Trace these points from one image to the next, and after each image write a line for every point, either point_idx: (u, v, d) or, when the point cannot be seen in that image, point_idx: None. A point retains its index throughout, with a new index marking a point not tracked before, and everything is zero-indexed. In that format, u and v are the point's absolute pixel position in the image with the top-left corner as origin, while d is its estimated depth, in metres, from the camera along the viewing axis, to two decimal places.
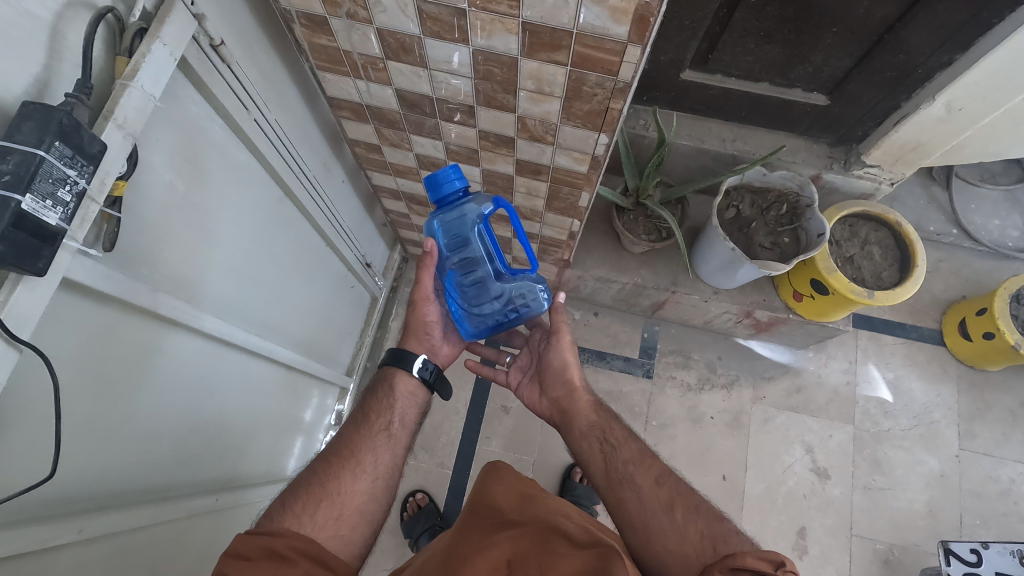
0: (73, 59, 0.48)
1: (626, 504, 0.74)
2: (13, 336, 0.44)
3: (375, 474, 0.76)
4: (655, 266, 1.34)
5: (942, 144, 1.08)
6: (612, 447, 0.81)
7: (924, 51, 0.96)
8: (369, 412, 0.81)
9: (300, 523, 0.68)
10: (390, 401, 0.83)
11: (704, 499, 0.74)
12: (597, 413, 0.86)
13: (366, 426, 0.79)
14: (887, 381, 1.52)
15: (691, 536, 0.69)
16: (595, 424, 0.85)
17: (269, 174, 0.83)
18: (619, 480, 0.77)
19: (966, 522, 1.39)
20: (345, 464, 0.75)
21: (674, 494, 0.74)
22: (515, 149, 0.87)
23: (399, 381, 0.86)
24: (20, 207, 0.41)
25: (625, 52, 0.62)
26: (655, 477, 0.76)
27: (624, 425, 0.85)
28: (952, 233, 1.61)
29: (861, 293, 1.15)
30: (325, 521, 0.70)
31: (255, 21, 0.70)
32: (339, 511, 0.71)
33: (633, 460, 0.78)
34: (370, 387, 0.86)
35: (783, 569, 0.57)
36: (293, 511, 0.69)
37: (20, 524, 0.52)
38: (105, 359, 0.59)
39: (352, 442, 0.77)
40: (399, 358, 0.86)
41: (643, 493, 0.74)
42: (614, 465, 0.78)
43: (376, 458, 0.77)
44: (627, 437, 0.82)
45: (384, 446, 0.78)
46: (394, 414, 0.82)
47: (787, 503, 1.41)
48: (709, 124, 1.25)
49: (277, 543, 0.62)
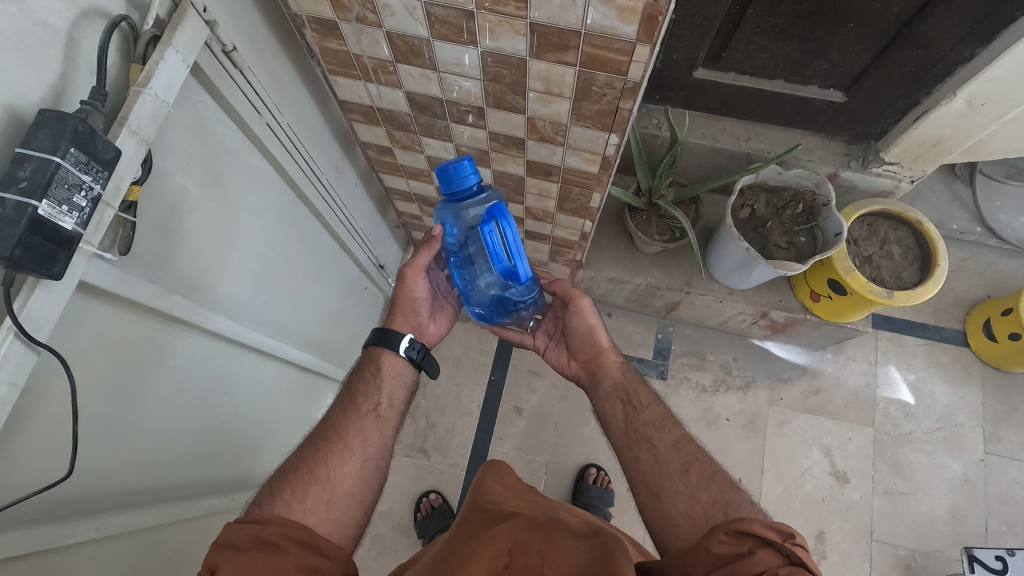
0: (88, 67, 0.49)
1: (642, 464, 0.75)
2: (31, 338, 0.45)
3: (365, 455, 0.77)
4: (668, 266, 1.33)
5: (964, 140, 1.05)
6: (633, 409, 0.81)
7: (944, 45, 0.94)
8: (356, 394, 0.81)
9: (291, 509, 0.68)
10: (376, 382, 0.84)
11: (723, 470, 0.72)
12: (624, 374, 0.87)
13: (353, 408, 0.80)
14: (908, 383, 1.49)
15: (703, 500, 0.69)
16: (620, 385, 0.85)
17: (282, 178, 0.84)
18: (638, 439, 0.77)
19: (992, 529, 1.36)
20: (333, 447, 0.75)
21: (690, 458, 0.73)
22: (525, 151, 0.86)
23: (386, 361, 0.86)
24: (36, 212, 0.42)
25: (634, 52, 0.61)
26: (673, 441, 0.76)
27: (648, 388, 0.84)
28: (976, 231, 1.57)
29: (880, 294, 1.13)
30: (315, 506, 0.69)
31: (267, 26, 0.71)
32: (330, 495, 0.71)
33: (653, 423, 0.78)
34: (357, 368, 0.86)
35: (793, 541, 0.55)
36: (283, 498, 0.69)
37: (38, 523, 0.54)
38: (121, 360, 0.61)
39: (339, 424, 0.78)
40: (385, 339, 0.87)
41: (658, 456, 0.74)
42: (634, 425, 0.79)
43: (365, 440, 0.78)
44: (651, 400, 0.82)
45: (372, 428, 0.79)
46: (381, 395, 0.83)
47: (805, 507, 1.38)
48: (723, 123, 1.23)
49: (267, 531, 0.61)
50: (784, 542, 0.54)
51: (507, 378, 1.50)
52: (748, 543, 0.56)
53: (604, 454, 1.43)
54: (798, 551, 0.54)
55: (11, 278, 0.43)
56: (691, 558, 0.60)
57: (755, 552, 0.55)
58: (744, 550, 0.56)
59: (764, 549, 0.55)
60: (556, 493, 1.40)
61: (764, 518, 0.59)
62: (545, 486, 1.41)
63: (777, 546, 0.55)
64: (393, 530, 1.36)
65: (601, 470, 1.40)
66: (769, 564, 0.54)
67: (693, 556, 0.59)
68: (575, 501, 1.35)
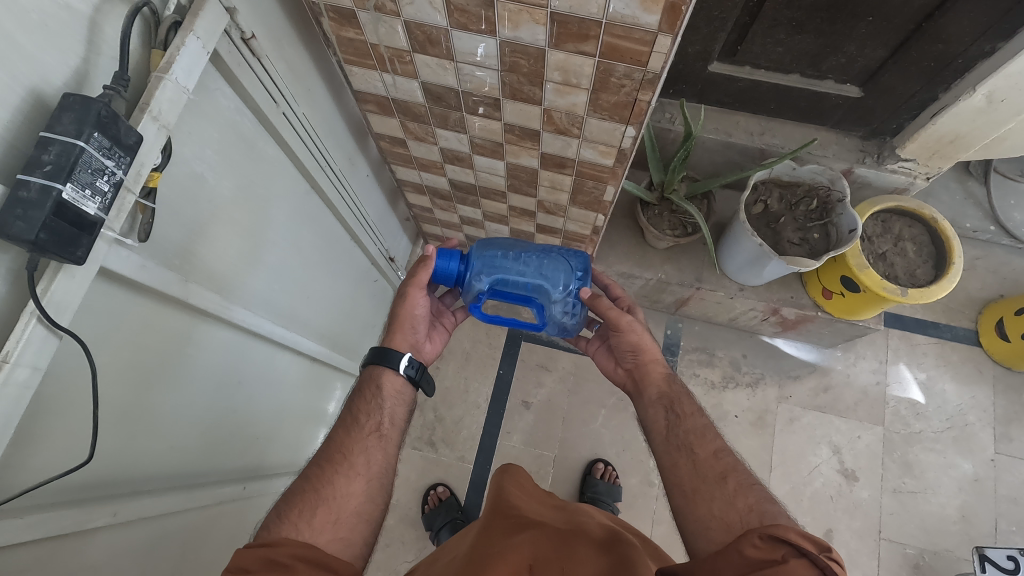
0: (110, 52, 0.49)
1: (680, 469, 0.74)
2: (53, 323, 0.45)
3: (369, 474, 0.72)
4: (679, 262, 1.32)
5: (982, 137, 1.04)
6: (676, 418, 0.80)
7: (964, 39, 0.93)
8: (357, 414, 0.77)
9: (299, 530, 0.63)
10: (378, 403, 0.78)
11: (760, 483, 0.71)
12: (670, 384, 0.85)
13: (356, 428, 0.75)
14: (919, 381, 1.48)
15: (739, 507, 0.68)
16: (665, 394, 0.84)
17: (297, 169, 0.84)
18: (678, 445, 0.77)
19: (1002, 529, 1.35)
20: (338, 467, 0.71)
21: (728, 467, 0.73)
22: (540, 143, 0.86)
23: (386, 381, 0.81)
24: (61, 195, 0.42)
25: (655, 42, 0.61)
26: (713, 451, 0.75)
27: (694, 400, 0.82)
28: (990, 230, 1.55)
29: (894, 291, 1.12)
30: (323, 525, 0.65)
31: (284, 14, 0.70)
32: (337, 514, 0.67)
33: (695, 432, 0.77)
34: (356, 389, 0.80)
35: (829, 555, 0.54)
36: (290, 520, 0.64)
37: (58, 506, 0.54)
38: (140, 347, 0.61)
39: (343, 445, 0.73)
40: (384, 357, 0.82)
41: (697, 463, 0.74)
42: (674, 431, 0.78)
43: (369, 459, 0.73)
44: (694, 410, 0.80)
45: (376, 448, 0.74)
46: (383, 414, 0.78)
47: (813, 504, 1.38)
48: (737, 118, 1.22)
49: (276, 552, 0.57)
50: (819, 555, 0.54)
51: (515, 372, 1.50)
52: (781, 551, 0.55)
53: (611, 449, 1.43)
54: (833, 566, 0.53)
55: (35, 262, 0.43)
56: (720, 560, 0.59)
57: (789, 561, 0.54)
58: (777, 557, 0.55)
59: (798, 559, 0.54)
60: (563, 488, 1.40)
61: (797, 529, 0.59)
62: (553, 481, 1.41)
63: (813, 559, 0.54)
64: (400, 521, 1.37)
65: (609, 465, 1.40)
66: (804, 573, 0.53)
67: (723, 559, 0.58)
68: (582, 495, 1.35)
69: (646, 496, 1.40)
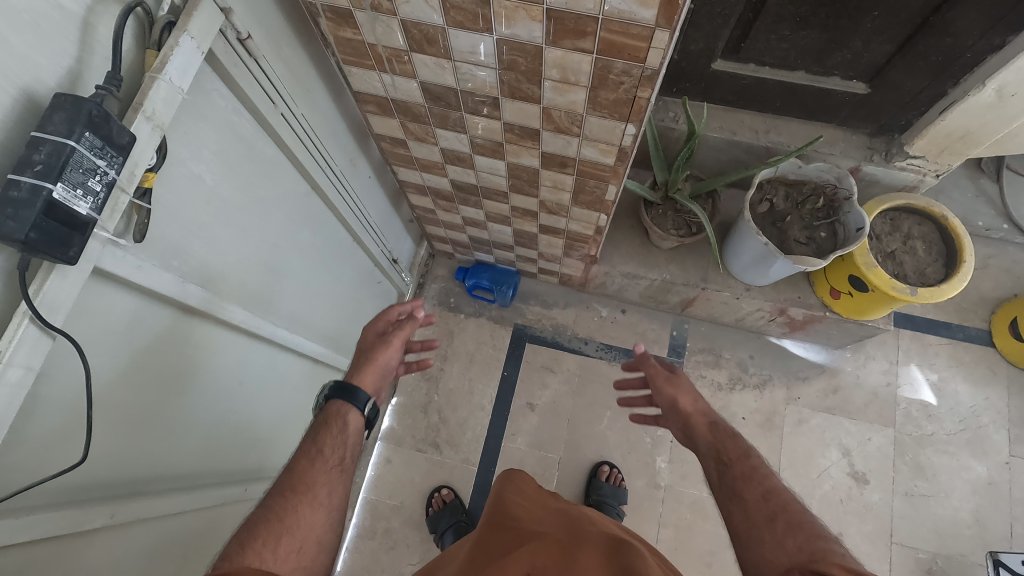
0: (104, 52, 0.49)
1: (732, 515, 0.71)
2: (46, 323, 0.45)
3: (331, 505, 0.70)
4: (684, 261, 1.31)
5: (992, 133, 1.02)
6: (724, 465, 0.77)
7: (972, 32, 0.91)
8: (322, 446, 0.74)
9: (261, 559, 0.61)
10: (343, 437, 0.77)
11: (815, 521, 0.67)
12: (714, 434, 0.83)
13: (320, 459, 0.72)
14: (930, 383, 1.45)
15: (788, 548, 0.63)
16: (712, 444, 0.82)
17: (298, 170, 0.84)
18: (729, 493, 0.73)
19: (1017, 534, 1.32)
20: (301, 497, 0.68)
21: (778, 508, 0.69)
22: (540, 142, 0.85)
23: (352, 418, 0.79)
24: (51, 195, 0.42)
25: (653, 37, 0.60)
26: (762, 493, 0.72)
27: (738, 442, 0.80)
28: (1002, 228, 1.53)
29: (904, 290, 1.10)
30: (287, 554, 0.63)
31: (281, 14, 0.70)
32: (301, 543, 0.65)
33: (743, 476, 0.75)
34: (320, 420, 0.78)
35: None
36: (253, 548, 0.61)
37: (53, 507, 0.54)
38: (136, 346, 0.61)
39: (306, 475, 0.70)
40: (350, 395, 0.80)
41: (746, 507, 0.70)
42: (725, 478, 0.75)
43: (332, 489, 0.70)
44: (740, 456, 0.78)
45: (338, 480, 0.72)
46: (346, 449, 0.76)
47: (822, 507, 1.36)
48: (741, 116, 1.21)
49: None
50: None
51: (520, 373, 1.49)
52: None
53: (616, 452, 1.42)
54: None
55: (26, 262, 0.43)
56: None
57: None
58: None
59: None
60: (568, 491, 1.39)
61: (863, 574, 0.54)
62: (558, 484, 1.39)
63: None
64: (405, 524, 1.36)
65: (615, 468, 1.38)
66: None
67: None
68: (588, 498, 1.34)
69: (652, 499, 1.38)
